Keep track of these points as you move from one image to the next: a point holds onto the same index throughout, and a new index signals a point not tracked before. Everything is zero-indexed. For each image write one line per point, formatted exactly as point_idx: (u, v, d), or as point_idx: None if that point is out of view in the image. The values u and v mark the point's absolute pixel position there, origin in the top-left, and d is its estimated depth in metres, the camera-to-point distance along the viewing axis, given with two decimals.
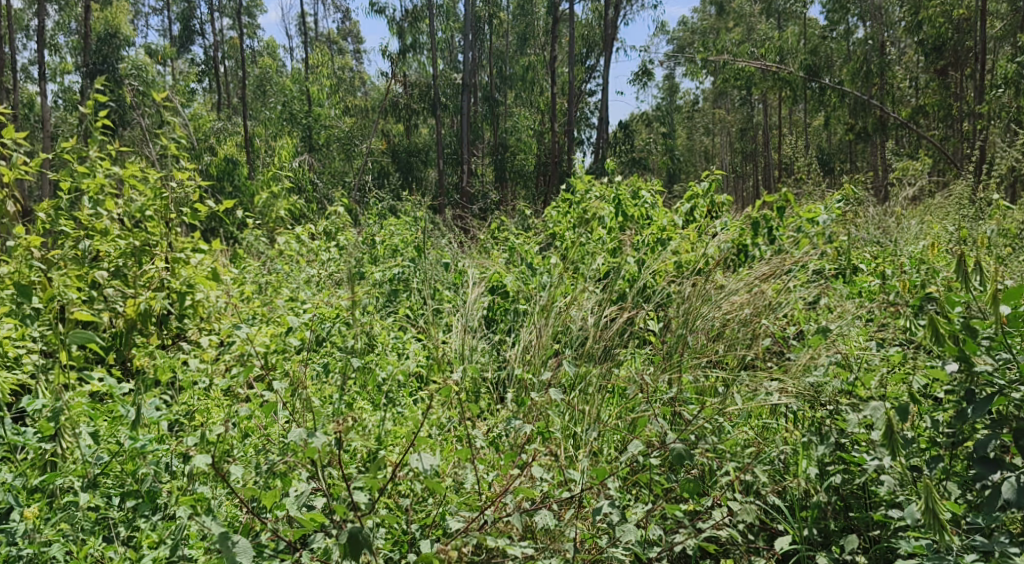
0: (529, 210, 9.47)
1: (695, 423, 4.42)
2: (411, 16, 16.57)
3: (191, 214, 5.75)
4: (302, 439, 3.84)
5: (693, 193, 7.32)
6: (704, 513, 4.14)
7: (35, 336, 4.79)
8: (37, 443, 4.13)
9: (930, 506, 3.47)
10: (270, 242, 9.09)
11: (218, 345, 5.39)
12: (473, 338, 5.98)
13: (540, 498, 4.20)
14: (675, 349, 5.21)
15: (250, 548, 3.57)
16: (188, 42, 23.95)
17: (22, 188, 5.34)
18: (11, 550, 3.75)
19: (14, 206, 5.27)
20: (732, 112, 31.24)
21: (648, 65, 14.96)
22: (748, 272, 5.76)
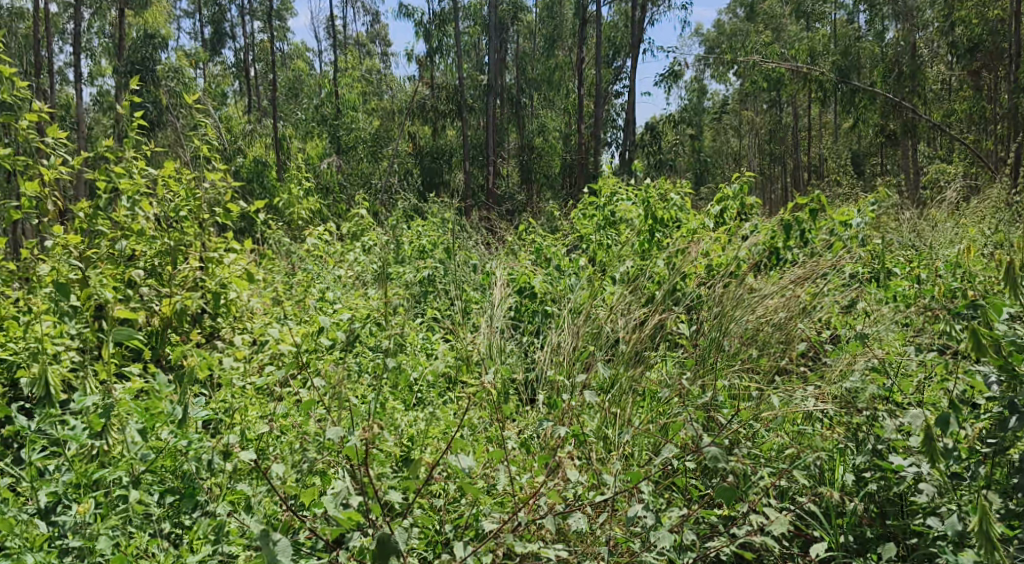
0: (556, 211, 9.47)
1: (729, 429, 4.39)
2: (437, 18, 16.54)
3: (224, 214, 5.85)
4: (339, 438, 3.91)
5: (724, 195, 7.30)
6: (739, 520, 4.10)
7: (73, 334, 4.85)
8: (87, 439, 4.18)
9: (980, 525, 3.43)
10: (298, 241, 9.16)
11: (250, 345, 5.42)
12: (501, 338, 6.03)
13: (573, 502, 4.23)
14: (708, 354, 5.16)
15: (292, 547, 3.53)
16: (218, 46, 24.07)
17: (61, 189, 5.41)
18: (61, 544, 3.81)
19: (53, 207, 5.35)
20: (761, 115, 30.90)
21: (676, 65, 14.88)
22: (781, 276, 5.66)
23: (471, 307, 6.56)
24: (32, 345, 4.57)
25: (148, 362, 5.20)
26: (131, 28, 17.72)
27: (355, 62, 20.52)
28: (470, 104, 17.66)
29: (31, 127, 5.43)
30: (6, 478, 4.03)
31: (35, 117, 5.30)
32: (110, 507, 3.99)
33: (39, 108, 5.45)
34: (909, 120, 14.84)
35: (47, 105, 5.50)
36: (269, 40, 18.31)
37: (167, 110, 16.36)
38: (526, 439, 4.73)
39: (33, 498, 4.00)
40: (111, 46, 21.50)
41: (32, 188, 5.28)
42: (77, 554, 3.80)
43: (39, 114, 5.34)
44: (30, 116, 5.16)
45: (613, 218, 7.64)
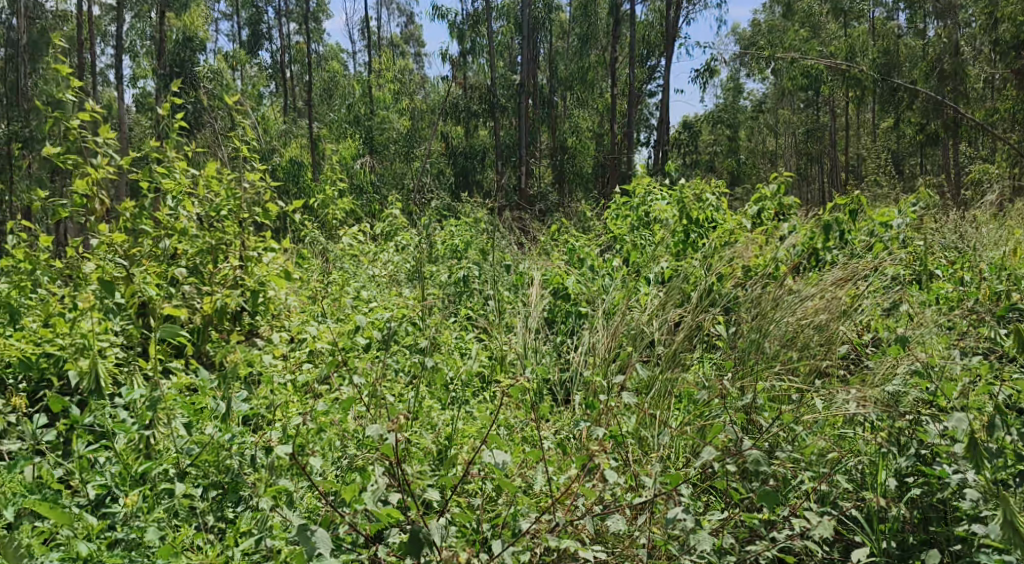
0: (590, 211, 9.43)
1: (769, 432, 4.37)
2: (471, 18, 16.54)
3: (264, 214, 5.90)
4: (379, 435, 3.94)
5: (761, 195, 7.24)
6: (779, 523, 4.09)
7: (118, 330, 4.96)
8: (136, 432, 4.27)
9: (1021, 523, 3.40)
10: (332, 240, 9.20)
11: (289, 343, 5.47)
12: (536, 338, 6.02)
13: (610, 502, 4.23)
14: (748, 354, 5.11)
15: (330, 539, 3.55)
16: (255, 48, 24.24)
17: (108, 188, 5.51)
18: (111, 535, 3.88)
19: (100, 205, 5.46)
20: (799, 114, 30.56)
21: (712, 64, 14.76)
22: (821, 277, 5.60)
23: (505, 307, 6.56)
24: (79, 340, 4.64)
25: (189, 358, 5.26)
26: (172, 31, 17.89)
27: (389, 62, 20.57)
28: (503, 104, 17.64)
29: (82, 127, 5.56)
30: (57, 471, 4.12)
31: (88, 117, 5.43)
32: (156, 500, 4.06)
33: (91, 109, 5.60)
34: (952, 119, 14.59)
35: (100, 106, 5.64)
36: (305, 41, 18.42)
37: (205, 111, 16.51)
38: (562, 439, 4.73)
39: (84, 491, 4.09)
40: (150, 48, 21.77)
41: (84, 186, 5.41)
42: (126, 545, 3.88)
43: (88, 115, 5.44)
44: (81, 114, 5.28)
45: (648, 218, 7.60)
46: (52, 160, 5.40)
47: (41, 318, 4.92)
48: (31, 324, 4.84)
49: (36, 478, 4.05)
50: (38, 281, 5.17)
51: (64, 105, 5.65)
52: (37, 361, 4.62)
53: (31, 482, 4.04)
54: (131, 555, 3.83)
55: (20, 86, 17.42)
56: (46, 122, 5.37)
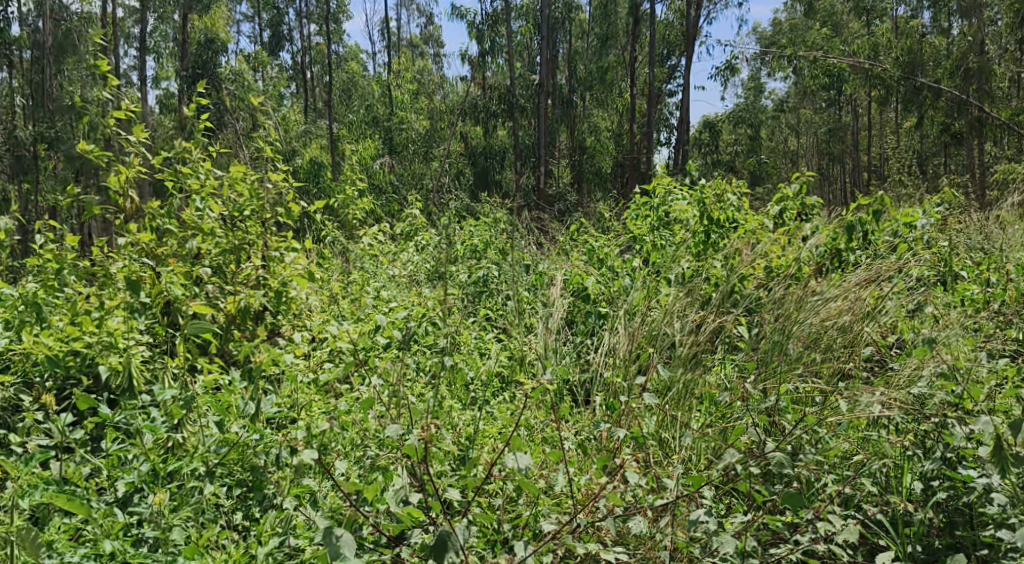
0: (609, 211, 9.39)
1: (793, 435, 4.34)
2: (490, 18, 16.52)
3: (287, 214, 5.92)
4: (401, 435, 3.94)
5: (783, 195, 7.18)
6: (803, 526, 4.06)
7: (144, 329, 5.01)
8: (164, 431, 4.31)
9: None
10: (352, 240, 9.22)
11: (310, 342, 5.48)
12: (556, 338, 6.00)
13: (632, 504, 4.21)
14: (770, 355, 5.07)
15: (354, 541, 3.55)
16: (276, 48, 24.32)
17: (136, 188, 5.56)
18: (138, 532, 3.91)
19: (131, 204, 5.52)
20: (821, 114, 30.34)
21: (732, 62, 14.68)
22: (845, 278, 5.56)
23: (525, 307, 6.55)
24: (106, 338, 4.68)
25: (213, 357, 5.29)
26: (195, 33, 17.97)
27: (408, 63, 20.58)
28: (522, 104, 17.62)
29: (114, 126, 5.63)
30: (85, 467, 4.15)
31: (122, 116, 5.51)
32: (183, 498, 4.09)
33: (123, 109, 5.67)
34: (978, 118, 14.44)
35: (133, 106, 5.72)
36: (325, 42, 18.47)
37: (227, 112, 16.59)
38: (583, 440, 4.72)
39: (110, 488, 4.11)
40: (173, 49, 21.91)
41: (115, 185, 5.47)
42: (152, 544, 3.90)
43: (116, 115, 5.48)
44: (115, 113, 5.35)
45: (668, 218, 7.56)
46: (82, 158, 5.45)
47: (67, 316, 4.95)
48: (57, 322, 4.87)
49: (64, 474, 4.07)
50: (64, 279, 5.19)
51: (97, 104, 5.72)
52: (64, 358, 4.62)
53: (58, 478, 4.07)
54: (157, 553, 3.86)
55: (45, 87, 17.59)
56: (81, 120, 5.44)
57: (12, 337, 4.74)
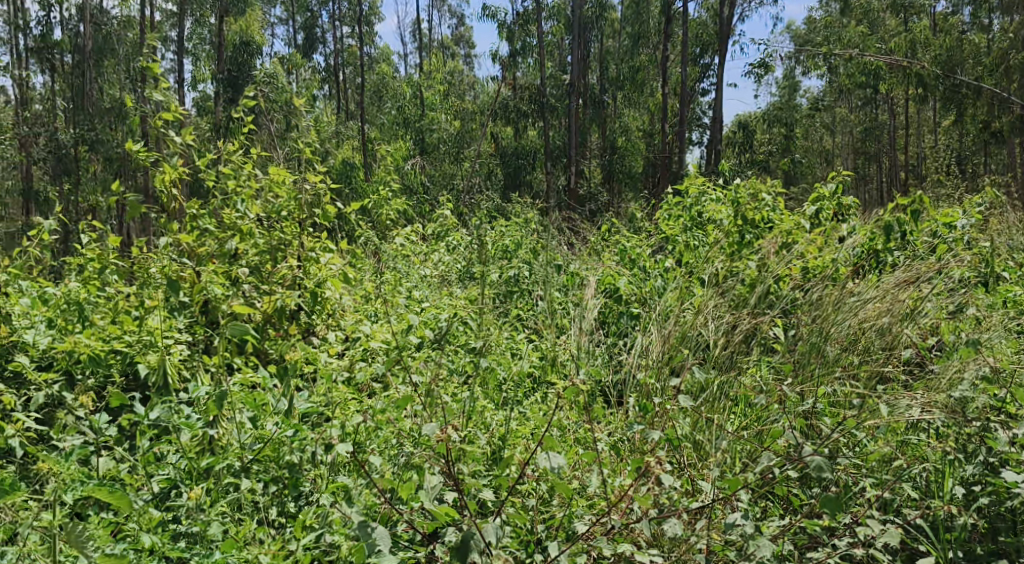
0: (641, 211, 9.33)
1: (830, 437, 4.29)
2: (521, 18, 16.40)
3: (324, 215, 5.95)
4: (435, 433, 3.95)
5: (820, 195, 7.10)
6: (840, 530, 4.01)
7: (182, 327, 5.07)
8: (200, 428, 4.35)
9: None
10: (383, 240, 9.24)
11: (344, 342, 5.49)
12: (589, 339, 5.98)
13: (667, 506, 4.17)
14: (808, 358, 5.03)
15: (391, 537, 3.57)
16: (310, 51, 24.50)
17: (177, 189, 5.62)
18: (177, 528, 3.94)
19: (172, 204, 5.60)
20: (857, 113, 29.95)
21: (766, 61, 14.57)
22: (884, 279, 5.49)
23: (556, 307, 6.53)
24: (147, 336, 4.74)
25: (250, 355, 5.32)
26: (231, 35, 18.12)
27: (440, 64, 20.61)
28: (553, 104, 17.59)
29: (158, 127, 5.70)
30: (123, 464, 4.19)
31: (168, 117, 5.59)
32: (219, 493, 4.13)
33: (167, 110, 5.75)
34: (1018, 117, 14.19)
35: (177, 107, 5.79)
36: (359, 44, 18.54)
37: (261, 114, 16.71)
38: (616, 442, 4.69)
39: (148, 485, 4.14)
40: (209, 52, 22.12)
41: (158, 185, 5.55)
42: (190, 539, 3.92)
43: (164, 117, 5.58)
44: (161, 114, 5.43)
45: (701, 218, 7.51)
46: (125, 159, 5.52)
47: (109, 316, 5.02)
48: (99, 321, 4.94)
49: (103, 471, 4.11)
50: (106, 279, 5.27)
51: (139, 105, 5.79)
52: (107, 357, 4.69)
53: (97, 474, 4.10)
54: (194, 548, 3.89)
55: (85, 89, 17.82)
56: (127, 121, 5.51)
57: (55, 335, 4.80)
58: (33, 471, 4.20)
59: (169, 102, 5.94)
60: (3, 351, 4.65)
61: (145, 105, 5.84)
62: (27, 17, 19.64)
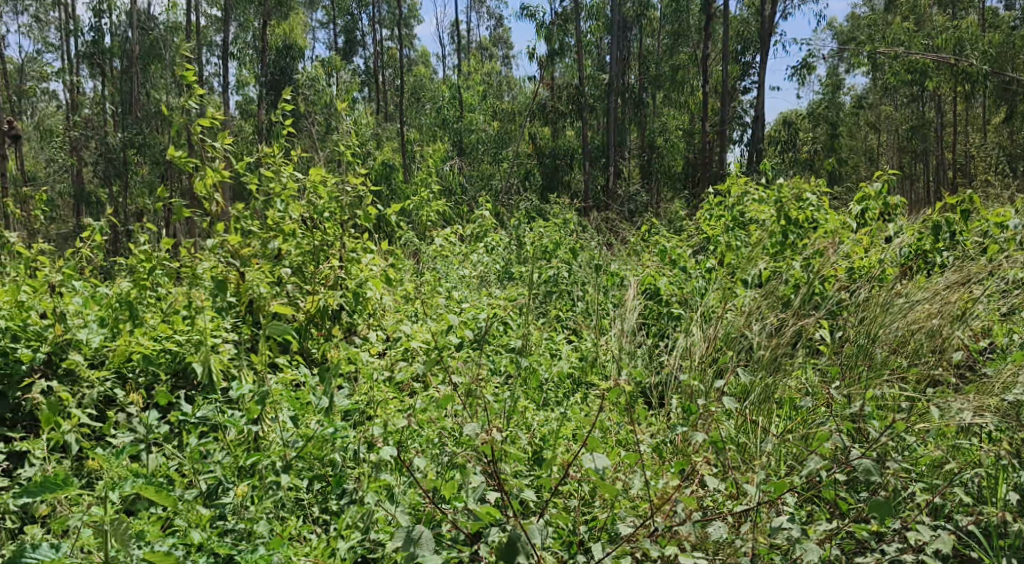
0: (682, 211, 9.22)
1: (878, 441, 4.21)
2: (559, 18, 16.27)
3: (364, 216, 5.97)
4: (477, 434, 3.93)
5: (866, 195, 6.95)
6: (890, 536, 3.94)
7: (228, 326, 5.14)
8: (244, 426, 4.40)
9: None
10: (423, 240, 9.24)
11: (385, 342, 5.50)
12: (629, 340, 5.93)
13: (711, 509, 4.14)
14: (855, 360, 4.97)
15: (435, 539, 3.57)
16: (350, 54, 24.67)
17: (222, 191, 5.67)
18: (225, 525, 3.99)
19: (216, 206, 5.65)
20: (902, 111, 29.42)
21: (809, 59, 14.39)
22: (933, 280, 5.39)
23: (595, 308, 6.48)
24: (195, 336, 4.80)
25: (293, 355, 5.36)
26: (273, 39, 18.27)
27: (478, 65, 20.61)
28: (592, 103, 17.51)
29: (200, 131, 5.73)
30: (172, 462, 4.24)
31: (209, 121, 5.62)
32: (265, 491, 4.15)
33: (210, 115, 5.78)
34: None
35: (219, 111, 5.83)
36: (398, 46, 18.59)
37: (302, 118, 16.84)
38: (659, 444, 4.64)
39: (196, 481, 4.18)
40: (252, 56, 22.35)
41: (202, 189, 5.59)
42: (236, 535, 3.97)
43: (208, 121, 5.63)
44: (204, 118, 5.47)
45: (743, 218, 7.41)
46: (169, 163, 5.57)
47: (159, 316, 5.07)
48: (149, 321, 4.99)
49: (152, 469, 4.15)
50: (156, 279, 5.32)
51: (183, 109, 5.83)
52: (157, 357, 4.75)
53: (146, 472, 4.14)
54: (241, 544, 3.93)
55: (133, 93, 18.17)
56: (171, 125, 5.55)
57: (107, 334, 4.86)
58: (85, 469, 4.25)
59: (211, 105, 5.97)
60: (57, 350, 4.66)
61: (188, 109, 5.88)
62: (77, 23, 20.03)
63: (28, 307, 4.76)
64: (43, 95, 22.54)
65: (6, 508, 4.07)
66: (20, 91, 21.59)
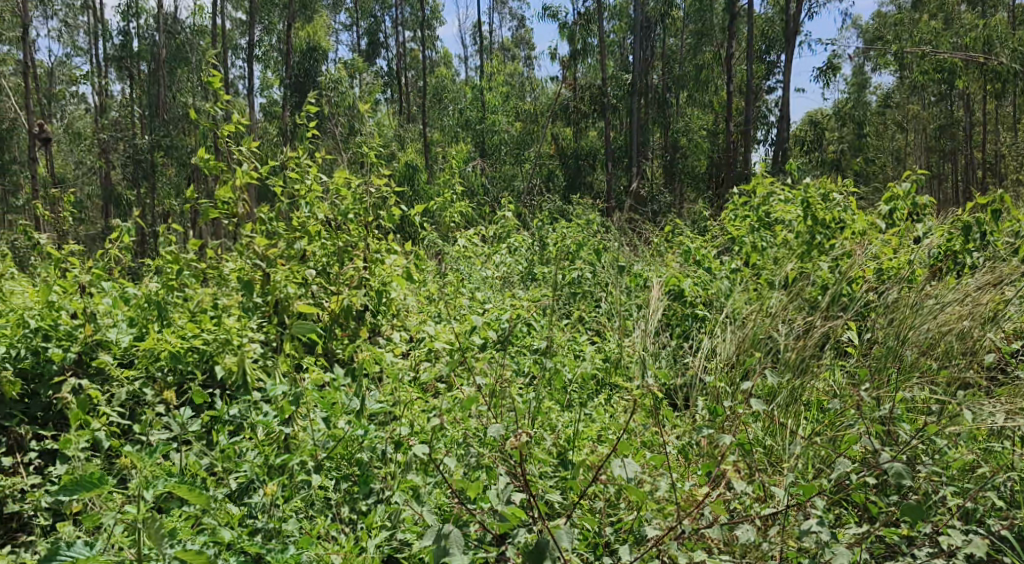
0: (706, 212, 9.15)
1: (909, 444, 4.16)
2: (582, 18, 16.22)
3: (388, 218, 5.97)
4: (503, 435, 3.92)
5: (894, 195, 6.86)
6: (921, 540, 3.90)
7: (254, 327, 5.16)
8: (274, 426, 4.41)
9: None
10: (446, 241, 9.24)
11: (409, 342, 5.50)
12: (654, 341, 5.89)
13: (739, 512, 4.11)
14: (885, 362, 4.91)
15: (464, 541, 3.56)
16: (373, 56, 24.74)
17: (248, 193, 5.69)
18: (254, 523, 4.01)
19: (243, 208, 5.67)
20: (929, 110, 29.09)
21: (836, 60, 14.29)
22: (963, 282, 5.32)
23: (618, 309, 6.44)
24: (222, 336, 4.82)
25: (318, 355, 5.37)
26: (298, 41, 18.35)
27: (501, 66, 20.61)
28: (615, 104, 17.46)
29: (227, 134, 5.76)
30: (201, 462, 4.25)
31: (236, 123, 5.64)
32: (294, 491, 4.17)
33: (236, 118, 5.80)
34: None
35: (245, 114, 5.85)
36: (421, 47, 18.62)
37: (326, 120, 16.91)
38: (685, 446, 4.61)
39: (227, 481, 4.21)
40: (277, 59, 22.47)
41: (229, 190, 5.61)
42: (266, 534, 3.98)
43: (234, 124, 5.66)
44: (230, 121, 5.50)
45: (768, 219, 7.35)
46: (196, 165, 5.60)
47: (187, 316, 5.09)
48: (178, 321, 5.01)
49: (182, 468, 4.17)
50: (184, 280, 5.35)
51: (209, 111, 5.85)
52: (185, 356, 4.77)
53: (177, 471, 4.16)
54: (271, 543, 3.94)
55: (160, 96, 18.36)
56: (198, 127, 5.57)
57: (136, 334, 4.90)
58: (115, 467, 4.28)
59: (237, 107, 5.99)
60: (87, 350, 4.68)
61: (214, 112, 5.90)
62: (106, 27, 20.21)
63: (59, 306, 4.79)
64: (72, 99, 22.79)
65: (38, 506, 4.17)
66: (50, 94, 21.84)
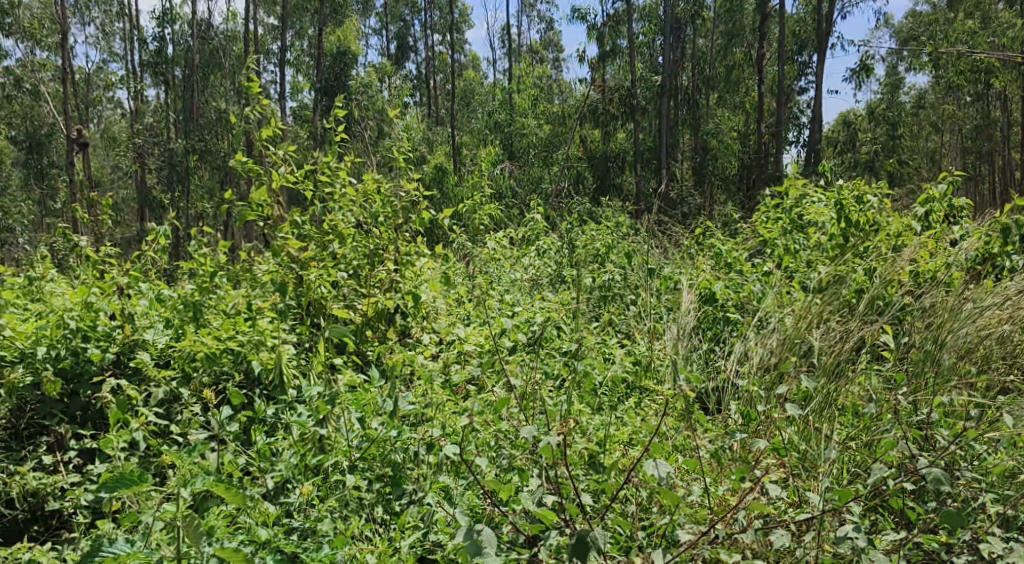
0: (737, 214, 9.05)
1: (947, 449, 4.11)
2: (611, 20, 16.15)
3: (419, 220, 5.99)
4: (535, 437, 3.89)
5: (930, 197, 6.74)
6: (959, 546, 3.82)
7: (287, 329, 5.19)
8: (307, 426, 4.44)
9: None
10: (475, 243, 9.23)
11: (439, 344, 5.51)
12: (686, 345, 5.85)
13: (775, 516, 4.07)
14: (922, 366, 4.86)
15: (496, 540, 3.56)
16: (402, 59, 24.80)
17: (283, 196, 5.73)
18: (289, 523, 4.04)
19: (276, 210, 5.71)
20: (964, 109, 28.61)
21: (869, 61, 14.14)
22: (1002, 286, 5.26)
23: (648, 312, 6.40)
24: (256, 336, 4.86)
25: (349, 357, 5.39)
26: (329, 45, 18.44)
27: (530, 69, 20.60)
28: (644, 106, 17.40)
29: (261, 137, 5.80)
30: (237, 461, 4.29)
31: (270, 127, 5.69)
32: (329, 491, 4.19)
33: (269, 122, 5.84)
34: None
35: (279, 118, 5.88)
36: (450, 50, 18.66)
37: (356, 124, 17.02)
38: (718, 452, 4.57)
39: (262, 481, 4.23)
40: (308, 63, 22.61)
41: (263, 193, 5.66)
42: (301, 533, 4.03)
43: (268, 128, 5.70)
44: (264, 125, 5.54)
45: (801, 221, 7.28)
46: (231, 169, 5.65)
47: (221, 317, 5.13)
48: (213, 322, 5.05)
49: (218, 466, 4.19)
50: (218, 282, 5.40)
51: (242, 115, 5.89)
52: (220, 357, 4.79)
53: (213, 470, 4.19)
54: (306, 542, 3.98)
55: (193, 101, 18.57)
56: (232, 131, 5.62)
57: (173, 335, 4.95)
58: (153, 466, 4.32)
59: (269, 110, 6.03)
60: (125, 350, 4.77)
61: (247, 115, 5.95)
62: (141, 33, 20.45)
63: (97, 307, 4.85)
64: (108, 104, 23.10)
65: (78, 504, 4.22)
66: (87, 100, 22.15)
